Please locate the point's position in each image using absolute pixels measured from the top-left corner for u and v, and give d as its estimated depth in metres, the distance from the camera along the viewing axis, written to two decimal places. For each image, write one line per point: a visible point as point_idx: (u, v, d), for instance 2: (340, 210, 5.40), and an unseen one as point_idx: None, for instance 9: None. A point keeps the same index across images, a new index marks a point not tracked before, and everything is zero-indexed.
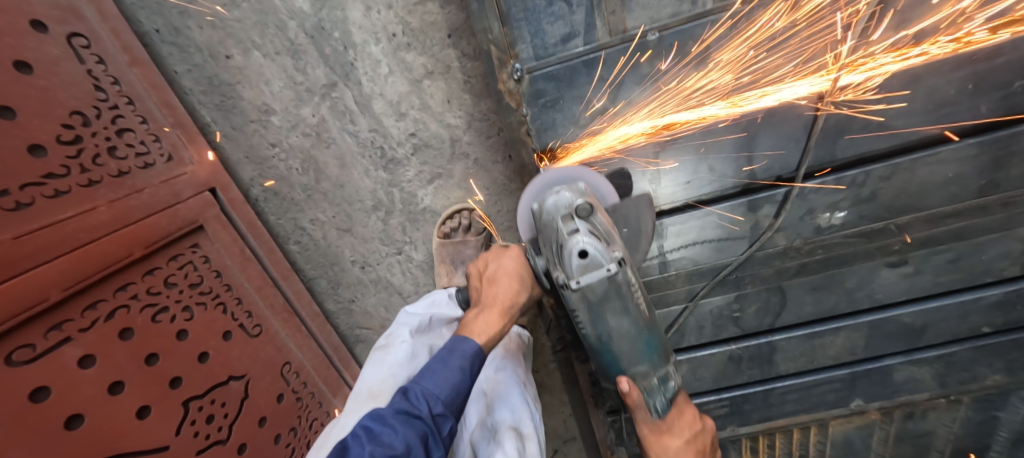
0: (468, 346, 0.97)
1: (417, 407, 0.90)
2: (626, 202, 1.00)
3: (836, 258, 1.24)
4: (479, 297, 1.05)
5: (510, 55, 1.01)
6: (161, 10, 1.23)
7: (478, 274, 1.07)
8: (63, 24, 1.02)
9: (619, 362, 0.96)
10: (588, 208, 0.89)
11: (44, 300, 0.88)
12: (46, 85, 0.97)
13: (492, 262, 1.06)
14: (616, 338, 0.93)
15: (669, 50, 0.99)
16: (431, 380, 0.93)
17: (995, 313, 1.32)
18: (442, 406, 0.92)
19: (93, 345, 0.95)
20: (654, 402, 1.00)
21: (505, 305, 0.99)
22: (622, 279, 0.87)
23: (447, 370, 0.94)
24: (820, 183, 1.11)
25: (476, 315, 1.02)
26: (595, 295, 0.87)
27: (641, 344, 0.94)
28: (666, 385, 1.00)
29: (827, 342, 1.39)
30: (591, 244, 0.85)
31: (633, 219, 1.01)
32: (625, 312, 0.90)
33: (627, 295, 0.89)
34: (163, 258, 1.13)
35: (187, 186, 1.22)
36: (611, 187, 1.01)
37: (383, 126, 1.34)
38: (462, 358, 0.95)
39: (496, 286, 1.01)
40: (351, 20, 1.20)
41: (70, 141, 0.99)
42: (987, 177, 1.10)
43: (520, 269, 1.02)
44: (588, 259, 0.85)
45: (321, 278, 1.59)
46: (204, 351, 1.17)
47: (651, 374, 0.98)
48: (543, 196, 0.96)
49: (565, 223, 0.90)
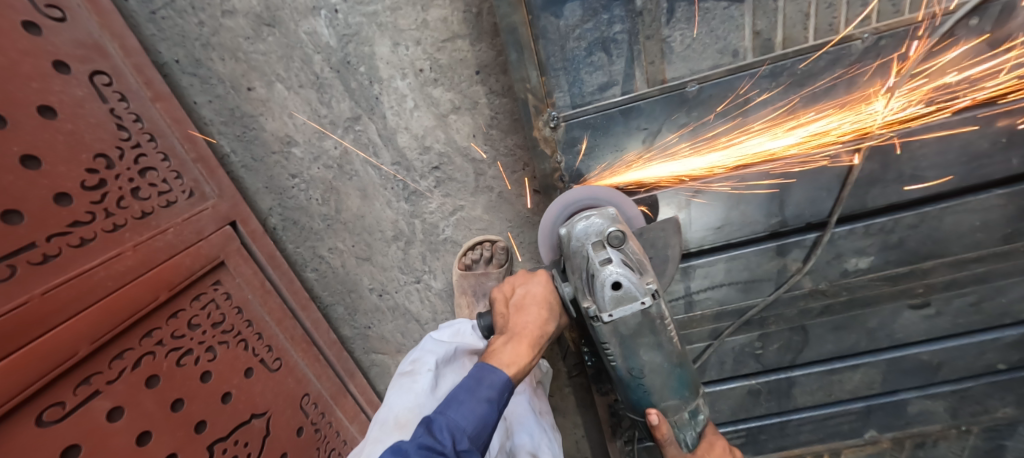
0: (497, 377, 0.91)
1: (442, 442, 0.84)
2: (654, 224, 0.94)
3: (859, 299, 1.25)
4: (505, 323, 0.99)
5: (547, 104, 0.99)
6: (182, 41, 1.20)
7: (503, 299, 1.01)
8: (86, 62, 1.00)
9: (650, 396, 0.91)
10: (621, 236, 0.85)
11: (73, 355, 0.86)
12: (72, 129, 0.95)
13: (519, 286, 1.00)
14: (649, 372, 0.88)
15: (709, 100, 0.98)
16: (457, 411, 0.88)
17: (1011, 352, 1.34)
18: (468, 441, 0.87)
19: (121, 396, 0.94)
20: (685, 437, 0.95)
21: (534, 335, 0.94)
22: (656, 312, 0.84)
23: (474, 401, 0.89)
24: (850, 229, 1.12)
25: (503, 344, 0.95)
26: (628, 329, 0.84)
27: (672, 379, 0.90)
28: (696, 419, 0.95)
29: (845, 378, 1.40)
30: (625, 275, 0.82)
31: (660, 242, 0.95)
32: (658, 346, 0.86)
33: (661, 330, 0.86)
34: (186, 299, 1.11)
35: (210, 221, 1.19)
36: (638, 210, 0.99)
37: (406, 159, 1.32)
38: (490, 388, 0.90)
39: (522, 315, 0.94)
40: (378, 55, 1.18)
41: (94, 185, 0.96)
42: (1013, 226, 1.11)
43: (547, 295, 0.96)
44: (622, 290, 0.82)
45: (338, 304, 1.57)
46: (227, 391, 1.16)
47: (683, 407, 0.93)
48: (570, 221, 0.90)
49: (597, 251, 0.85)
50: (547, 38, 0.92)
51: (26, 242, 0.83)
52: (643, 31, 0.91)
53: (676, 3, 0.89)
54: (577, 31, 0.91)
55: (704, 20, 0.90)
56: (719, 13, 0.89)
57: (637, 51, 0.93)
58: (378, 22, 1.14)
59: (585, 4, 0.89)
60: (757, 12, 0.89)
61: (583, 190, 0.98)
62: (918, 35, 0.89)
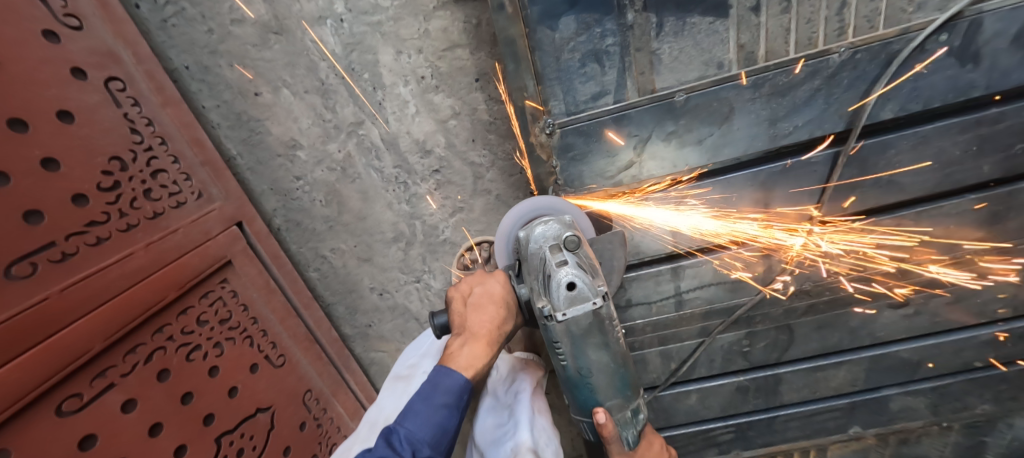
0: (452, 381, 0.96)
1: (402, 451, 0.89)
2: (602, 236, 1.03)
3: (842, 299, 1.31)
4: (462, 323, 1.00)
5: (543, 111, 1.04)
6: (192, 48, 1.24)
7: (461, 298, 1.02)
8: (102, 69, 1.04)
9: (596, 395, 0.95)
10: (576, 241, 0.92)
11: (89, 349, 0.91)
12: (88, 133, 0.99)
13: (476, 286, 1.03)
14: (595, 372, 0.93)
15: (696, 110, 1.03)
16: (414, 422, 0.93)
17: (987, 350, 1.40)
18: (428, 447, 0.92)
19: (134, 389, 0.98)
20: (626, 436, 0.96)
21: (489, 337, 0.98)
22: (605, 314, 0.91)
23: (431, 409, 0.94)
24: (831, 232, 1.18)
25: (460, 346, 0.98)
26: (578, 328, 0.90)
27: (617, 380, 0.94)
28: (638, 418, 0.98)
29: (829, 375, 1.45)
30: (578, 275, 0.89)
31: (607, 254, 1.03)
32: (606, 345, 0.92)
33: (609, 330, 0.92)
34: (195, 296, 1.16)
35: (217, 222, 1.24)
36: (590, 222, 1.07)
37: (407, 163, 1.37)
38: (445, 394, 0.95)
39: (479, 315, 0.98)
40: (381, 63, 1.23)
41: (109, 187, 1.01)
42: (985, 229, 1.17)
43: (503, 296, 1.00)
44: (575, 291, 0.88)
45: (339, 303, 1.61)
46: (233, 386, 1.20)
47: (626, 405, 0.96)
48: (530, 225, 0.97)
49: (553, 253, 0.92)
50: (542, 49, 0.97)
51: (45, 241, 0.88)
52: (634, 43, 0.97)
53: (664, 17, 0.94)
54: (570, 44, 0.97)
55: (690, 34, 0.96)
56: (704, 28, 0.95)
57: (628, 62, 0.99)
58: (381, 31, 1.19)
59: (579, 18, 0.94)
60: (741, 27, 0.94)
61: (543, 199, 1.05)
62: (892, 49, 0.95)
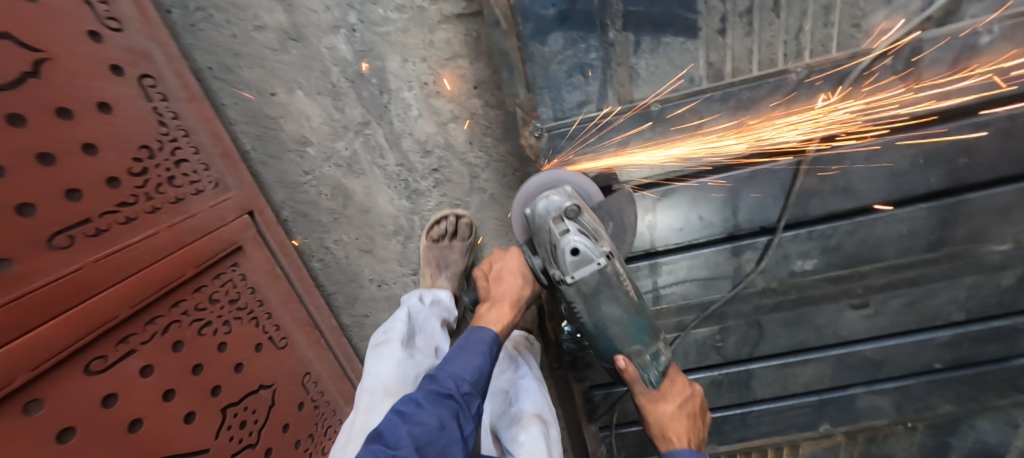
0: (485, 334, 1.09)
1: (447, 387, 0.99)
2: (610, 198, 1.08)
3: (807, 298, 1.41)
4: (487, 293, 1.19)
5: (532, 116, 1.16)
6: (216, 50, 1.36)
7: (484, 275, 1.22)
8: (136, 67, 1.15)
9: (615, 344, 1.05)
10: (576, 209, 0.97)
11: (114, 316, 0.99)
12: (122, 123, 1.10)
13: (496, 262, 1.20)
14: (609, 323, 1.02)
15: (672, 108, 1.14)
16: (456, 365, 1.03)
17: (945, 351, 1.50)
18: (469, 385, 1.02)
19: (151, 356, 1.07)
20: (649, 376, 1.07)
21: (512, 298, 1.13)
22: (611, 270, 0.98)
23: (468, 355, 1.05)
24: (795, 234, 1.28)
25: (487, 308, 1.14)
26: (589, 288, 0.98)
27: (631, 327, 1.04)
28: (658, 360, 1.09)
29: (798, 371, 1.55)
30: (582, 241, 0.96)
31: (616, 211, 1.09)
32: (616, 299, 1.00)
33: (617, 285, 0.99)
34: (209, 277, 1.25)
35: (231, 209, 1.34)
36: (596, 186, 1.10)
37: (409, 162, 1.48)
38: (481, 343, 1.07)
39: (501, 283, 1.15)
40: (388, 69, 1.35)
41: (138, 172, 1.11)
42: (936, 235, 1.28)
43: (520, 266, 1.15)
44: (580, 255, 0.96)
45: (339, 293, 1.71)
46: (239, 362, 1.29)
47: (643, 351, 1.06)
48: (533, 202, 1.02)
49: (556, 224, 0.98)
50: (533, 61, 1.09)
51: (83, 217, 0.98)
52: (614, 58, 1.09)
53: (642, 36, 1.07)
54: (559, 56, 1.08)
55: (665, 51, 1.08)
56: (677, 46, 1.07)
57: (609, 74, 1.11)
58: (389, 40, 1.31)
59: (566, 35, 1.06)
60: (708, 46, 1.07)
61: (543, 175, 1.10)
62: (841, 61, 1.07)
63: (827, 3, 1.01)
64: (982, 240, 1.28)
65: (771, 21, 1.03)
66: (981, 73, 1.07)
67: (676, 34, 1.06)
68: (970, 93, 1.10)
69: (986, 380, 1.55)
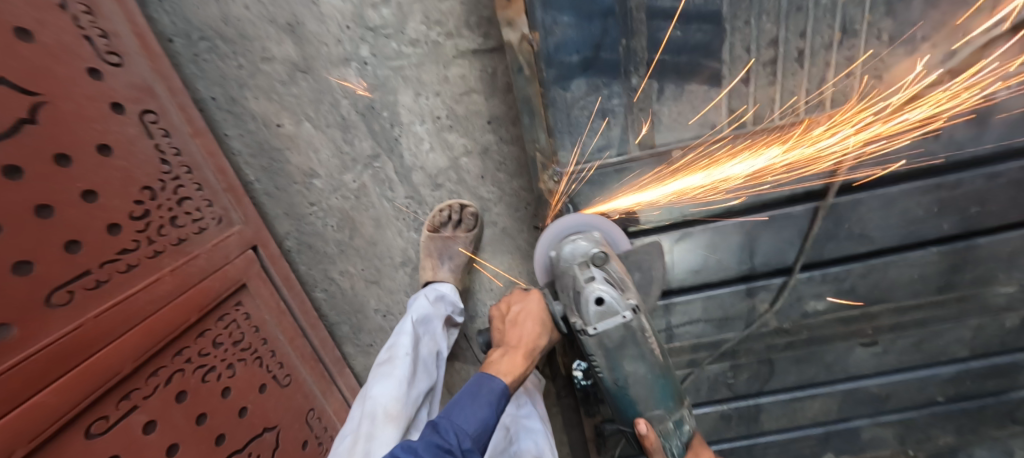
0: (496, 384, 0.99)
1: (448, 441, 0.94)
2: (640, 248, 1.04)
3: (818, 337, 1.42)
4: (502, 337, 1.07)
5: (552, 161, 1.12)
6: (220, 80, 1.32)
7: (501, 316, 1.10)
8: (138, 103, 1.10)
9: (636, 406, 0.95)
10: (604, 256, 0.92)
11: (117, 372, 0.96)
12: (123, 165, 1.05)
13: (515, 303, 1.08)
14: (632, 383, 0.93)
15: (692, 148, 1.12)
16: (460, 416, 0.97)
17: (948, 386, 1.52)
18: (471, 441, 0.96)
19: (155, 410, 1.03)
20: (671, 447, 0.97)
21: (528, 347, 1.01)
22: (638, 326, 0.90)
23: (475, 405, 0.98)
24: (808, 276, 1.29)
25: (500, 356, 1.04)
26: (612, 342, 0.90)
27: (656, 389, 0.95)
28: (682, 429, 0.99)
29: (806, 406, 1.56)
30: (607, 291, 0.89)
31: (646, 262, 1.04)
32: (641, 356, 0.92)
33: (642, 341, 0.91)
34: (212, 319, 1.20)
35: (235, 246, 1.29)
36: (623, 233, 1.06)
37: (419, 195, 1.45)
38: (490, 394, 0.99)
39: (518, 328, 1.03)
40: (401, 103, 1.31)
41: (140, 215, 1.06)
42: (945, 279, 1.30)
43: (540, 312, 1.02)
44: (605, 306, 0.89)
45: (343, 323, 1.64)
46: (243, 406, 1.24)
47: (666, 417, 0.97)
48: (559, 245, 0.98)
49: (581, 270, 0.93)
50: (555, 106, 1.06)
51: (83, 269, 0.93)
52: (637, 105, 1.07)
53: (666, 84, 1.05)
54: (581, 102, 1.06)
55: (688, 99, 1.07)
56: (701, 95, 1.06)
57: (631, 120, 1.09)
58: (404, 75, 1.27)
59: (589, 81, 1.04)
60: (732, 95, 1.06)
61: (575, 218, 1.06)
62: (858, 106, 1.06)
63: (852, 55, 1.00)
64: (989, 283, 1.31)
65: (795, 71, 1.02)
66: (1001, 126, 1.07)
67: (699, 83, 1.05)
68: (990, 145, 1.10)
69: (986, 413, 1.58)
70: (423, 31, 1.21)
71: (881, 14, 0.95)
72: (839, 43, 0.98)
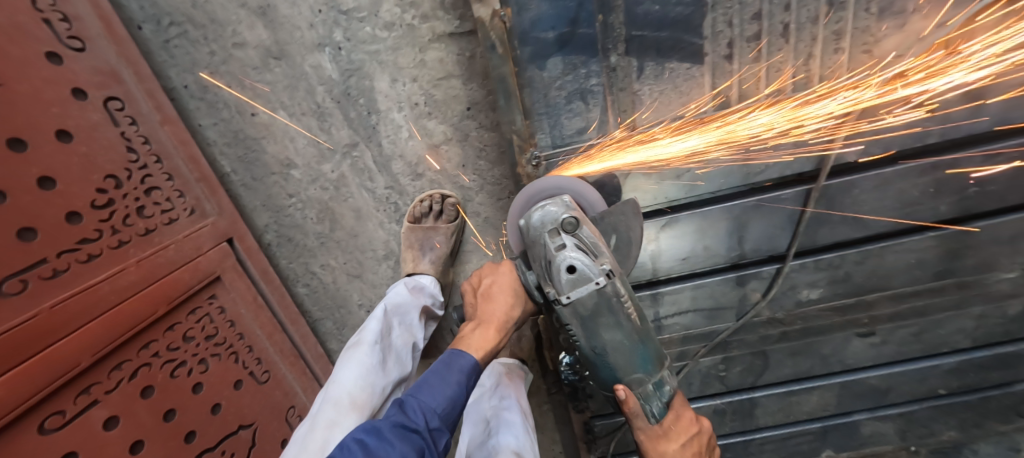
0: (466, 361, 0.96)
1: (415, 421, 0.89)
2: (614, 208, 0.95)
3: (813, 327, 1.37)
4: (474, 312, 1.03)
5: (529, 143, 1.08)
6: (193, 68, 1.29)
7: (473, 290, 1.06)
8: (102, 88, 1.07)
9: (615, 372, 0.91)
10: (574, 221, 0.87)
11: (75, 366, 0.92)
12: (85, 152, 1.02)
13: (487, 277, 1.04)
14: (609, 349, 0.89)
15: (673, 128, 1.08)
16: (428, 394, 0.93)
17: (951, 378, 1.47)
18: (439, 420, 0.92)
19: (117, 406, 1.00)
20: (653, 408, 0.93)
21: (500, 321, 0.98)
22: (612, 291, 0.86)
23: (444, 386, 0.94)
24: (802, 263, 1.24)
25: (471, 330, 1.00)
26: (585, 309, 0.86)
27: (635, 355, 0.90)
28: (662, 390, 0.95)
29: (802, 400, 1.50)
30: (579, 258, 0.85)
31: (622, 225, 0.96)
32: (617, 323, 0.88)
33: (618, 308, 0.87)
34: (183, 313, 1.17)
35: (208, 237, 1.25)
36: (598, 195, 1.00)
37: (400, 184, 1.41)
38: (460, 372, 0.96)
39: (490, 301, 0.99)
40: (377, 89, 1.28)
41: (103, 204, 1.03)
42: (945, 264, 1.24)
43: (512, 283, 0.99)
44: (576, 274, 0.85)
45: (326, 319, 1.60)
46: (216, 402, 1.21)
47: (647, 379, 0.92)
48: (528, 212, 0.92)
49: (552, 238, 0.88)
50: (532, 86, 1.03)
51: (38, 258, 0.90)
52: (617, 83, 1.03)
53: (646, 61, 1.01)
54: (558, 82, 1.03)
55: (670, 77, 1.02)
56: (682, 72, 1.02)
57: (611, 100, 1.05)
58: (379, 60, 1.24)
59: (566, 59, 1.00)
60: (715, 73, 1.01)
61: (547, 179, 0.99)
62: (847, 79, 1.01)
63: (839, 28, 0.95)
64: (991, 269, 1.25)
65: (781, 46, 0.98)
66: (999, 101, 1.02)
67: (681, 60, 1.00)
68: (988, 122, 1.04)
69: (991, 406, 1.52)
70: (398, 13, 1.18)
71: None
72: (826, 16, 0.94)
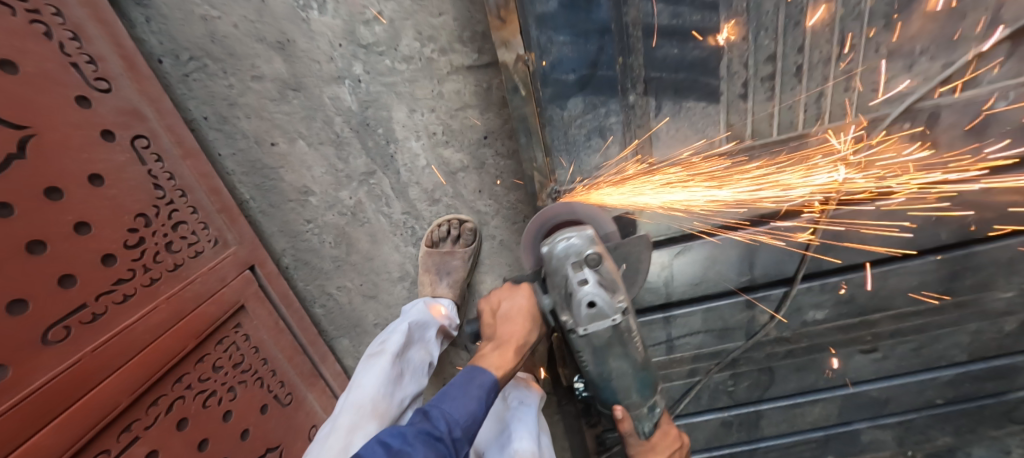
0: (486, 377, 0.97)
1: (437, 428, 0.89)
2: (630, 240, 0.97)
3: (818, 345, 1.42)
4: (491, 333, 1.03)
5: (550, 180, 1.11)
6: (211, 100, 1.30)
7: (490, 311, 1.05)
8: (127, 128, 1.08)
9: (617, 395, 0.95)
10: (597, 257, 0.87)
11: (116, 406, 0.96)
12: (115, 193, 1.04)
13: (504, 299, 1.03)
14: (615, 377, 0.92)
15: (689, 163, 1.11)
16: (450, 405, 0.93)
17: (947, 389, 1.53)
18: (461, 430, 0.93)
19: (156, 441, 1.04)
20: (642, 427, 0.99)
21: (518, 343, 0.98)
22: (626, 327, 0.89)
23: (466, 397, 0.95)
24: (808, 286, 1.29)
25: (490, 350, 1.01)
26: (600, 341, 0.88)
27: (636, 381, 0.94)
28: (655, 412, 0.99)
29: (806, 411, 1.56)
30: (599, 295, 0.85)
31: (635, 255, 0.98)
32: (627, 355, 0.91)
33: (630, 342, 0.90)
34: (211, 344, 1.20)
35: (231, 267, 1.28)
36: (615, 225, 1.01)
37: (416, 209, 1.44)
38: (480, 388, 0.96)
39: (510, 324, 0.99)
40: (395, 119, 1.29)
41: (134, 244, 1.05)
42: (945, 285, 1.30)
43: (530, 307, 1.00)
44: (596, 308, 0.85)
45: (343, 338, 1.63)
46: (245, 428, 1.25)
47: (643, 404, 0.97)
48: (551, 239, 0.91)
49: (574, 271, 0.87)
50: (553, 124, 1.06)
51: (78, 303, 0.92)
52: (635, 120, 1.06)
53: (663, 101, 1.04)
54: (578, 120, 1.06)
55: (686, 116, 1.06)
56: (699, 111, 1.05)
57: (630, 137, 1.08)
58: (397, 91, 1.25)
59: (586, 99, 1.03)
60: (730, 110, 1.05)
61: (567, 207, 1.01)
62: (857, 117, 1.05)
63: (849, 69, 0.99)
64: (988, 288, 1.31)
65: (793, 86, 1.01)
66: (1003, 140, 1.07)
67: (697, 98, 1.03)
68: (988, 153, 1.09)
69: (985, 414, 1.59)
70: (417, 46, 1.19)
71: (880, 28, 0.94)
72: (837, 57, 0.97)
